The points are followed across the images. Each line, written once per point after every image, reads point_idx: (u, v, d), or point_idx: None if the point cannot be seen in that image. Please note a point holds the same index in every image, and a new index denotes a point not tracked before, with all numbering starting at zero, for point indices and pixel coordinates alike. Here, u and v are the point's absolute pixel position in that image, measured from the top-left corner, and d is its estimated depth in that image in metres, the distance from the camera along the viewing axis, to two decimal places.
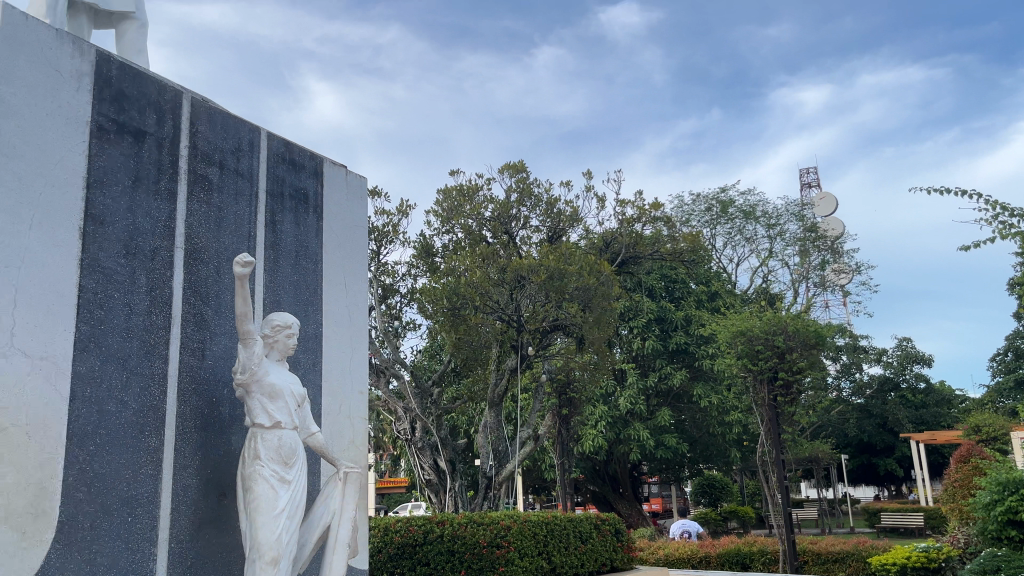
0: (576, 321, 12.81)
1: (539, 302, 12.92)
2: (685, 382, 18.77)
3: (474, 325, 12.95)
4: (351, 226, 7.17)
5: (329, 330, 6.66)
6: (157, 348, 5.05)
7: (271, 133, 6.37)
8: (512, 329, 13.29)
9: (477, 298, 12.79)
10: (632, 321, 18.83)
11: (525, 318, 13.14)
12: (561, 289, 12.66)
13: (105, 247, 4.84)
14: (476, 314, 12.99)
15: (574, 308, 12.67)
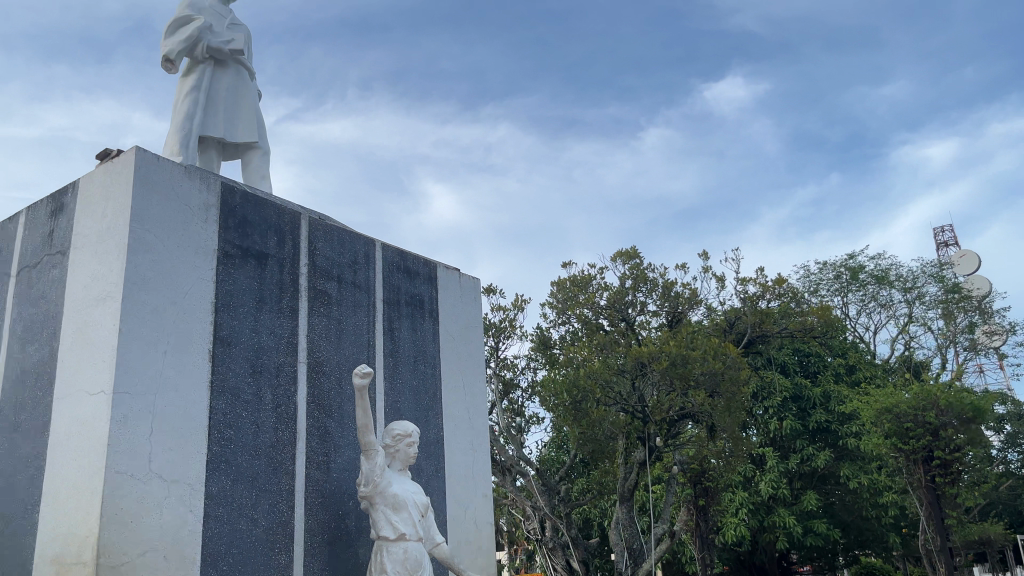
0: (704, 408, 12.21)
1: (663, 391, 12.50)
2: (829, 463, 17.57)
3: (597, 418, 12.70)
4: (466, 327, 7.21)
5: (450, 433, 6.63)
6: (284, 464, 5.14)
7: (385, 244, 6.56)
8: (638, 421, 12.87)
9: (598, 390, 12.60)
10: (766, 402, 17.87)
11: (650, 410, 12.64)
12: (686, 376, 12.16)
13: (233, 368, 5.03)
14: (599, 407, 12.75)
15: (701, 396, 12.12)
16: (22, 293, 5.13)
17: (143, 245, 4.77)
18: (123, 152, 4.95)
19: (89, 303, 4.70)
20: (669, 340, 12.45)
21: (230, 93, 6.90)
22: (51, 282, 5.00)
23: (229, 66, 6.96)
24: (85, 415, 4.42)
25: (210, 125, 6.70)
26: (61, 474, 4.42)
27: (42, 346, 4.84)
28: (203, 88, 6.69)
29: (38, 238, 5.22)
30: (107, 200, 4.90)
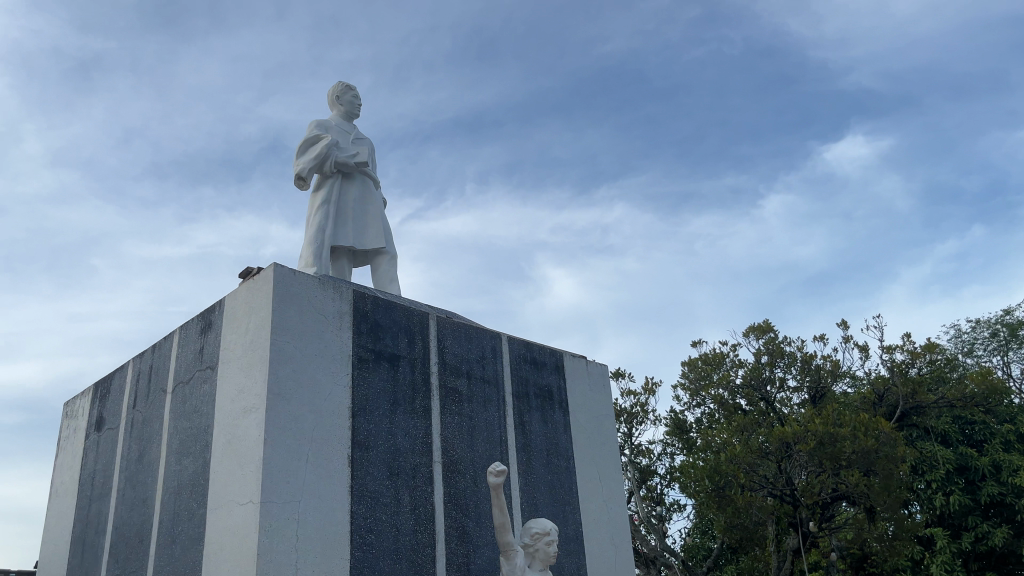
0: (860, 490, 11.32)
1: (813, 473, 11.70)
2: (1009, 542, 15.86)
3: (744, 505, 12.05)
4: (598, 416, 7.09)
5: (590, 528, 6.44)
6: (425, 568, 5.11)
7: (511, 337, 6.60)
8: (787, 504, 12.27)
9: (741, 475, 11.94)
10: (928, 475, 16.34)
11: (800, 493, 11.90)
12: (835, 456, 11.42)
13: (371, 472, 5.11)
14: (744, 493, 12.05)
15: (855, 475, 11.27)
16: (177, 408, 5.44)
17: (284, 356, 4.98)
18: (263, 269, 5.26)
19: (236, 414, 4.93)
20: (815, 418, 11.76)
21: (358, 204, 7.27)
22: (202, 396, 5.28)
23: (356, 178, 7.35)
24: (236, 527, 4.57)
25: (340, 235, 7.04)
26: None
27: (195, 458, 5.08)
28: (333, 201, 7.08)
29: (189, 355, 5.56)
30: (251, 315, 5.18)
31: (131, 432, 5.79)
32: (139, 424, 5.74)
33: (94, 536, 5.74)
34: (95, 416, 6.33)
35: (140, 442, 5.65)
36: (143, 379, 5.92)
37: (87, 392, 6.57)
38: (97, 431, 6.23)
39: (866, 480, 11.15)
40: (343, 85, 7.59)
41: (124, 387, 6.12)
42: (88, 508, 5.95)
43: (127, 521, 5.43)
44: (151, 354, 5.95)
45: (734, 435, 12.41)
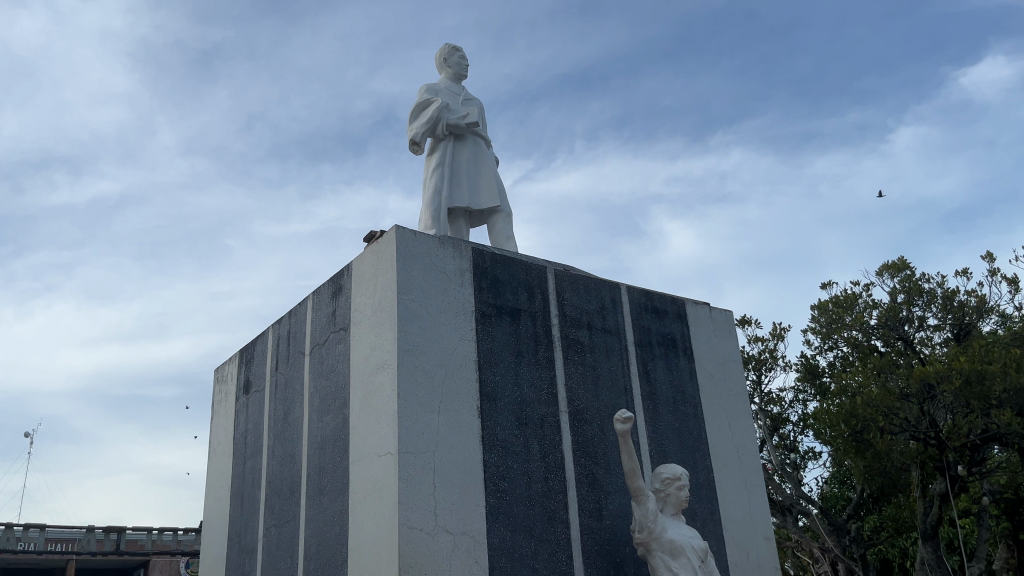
0: (1012, 430, 10.47)
1: (960, 413, 11.06)
2: None
3: (884, 449, 11.26)
4: (725, 363, 6.97)
5: (722, 474, 6.39)
6: (558, 513, 5.25)
7: (631, 287, 6.57)
8: (932, 448, 11.38)
9: (881, 418, 11.19)
10: None
11: (946, 435, 11.02)
12: (985, 395, 10.63)
13: (501, 422, 5.25)
14: (884, 436, 11.29)
15: (1006, 415, 10.44)
16: (316, 369, 5.74)
17: (410, 315, 5.16)
18: (386, 232, 5.44)
19: (370, 372, 5.16)
20: (959, 357, 11.01)
21: (471, 164, 7.36)
22: (338, 356, 5.55)
23: (468, 139, 7.43)
24: (376, 477, 4.81)
25: (456, 196, 7.17)
26: (363, 529, 4.79)
27: (335, 414, 5.36)
28: (447, 163, 7.20)
29: (323, 318, 5.84)
30: (378, 277, 5.38)
31: (275, 392, 6.17)
32: (283, 385, 6.10)
33: (250, 490, 6.18)
34: (242, 379, 6.77)
35: (284, 401, 6.01)
36: (283, 343, 6.27)
37: (234, 357, 7.03)
38: (245, 393, 6.67)
39: (1021, 420, 10.32)
40: (449, 46, 7.66)
41: (266, 351, 6.50)
42: (243, 464, 6.41)
43: (278, 475, 5.81)
44: (288, 320, 6.29)
45: (872, 379, 11.86)
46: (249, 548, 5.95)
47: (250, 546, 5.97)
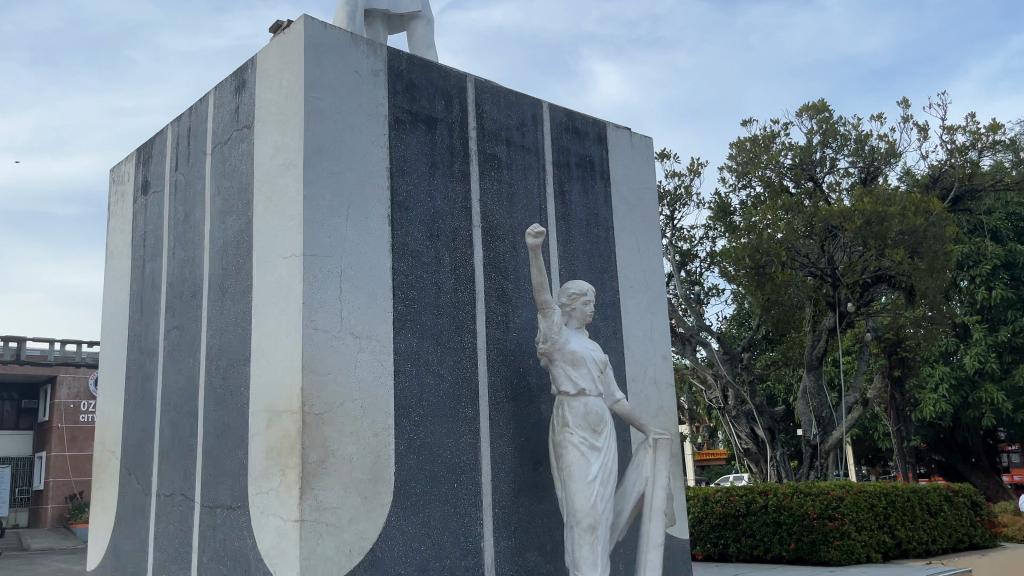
0: (903, 269, 11.06)
1: (856, 253, 11.44)
2: None
3: (782, 284, 11.70)
4: (640, 189, 6.97)
5: (627, 297, 6.54)
6: (466, 324, 5.31)
7: (553, 105, 6.38)
8: (827, 284, 11.79)
9: (783, 254, 11.56)
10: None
11: (841, 271, 11.57)
12: (882, 236, 11.06)
13: (411, 231, 5.15)
14: (784, 272, 11.72)
15: (899, 255, 10.96)
16: (218, 168, 5.45)
17: (319, 114, 4.89)
18: (294, 22, 5.04)
19: (275, 172, 4.91)
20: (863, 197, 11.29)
21: None
22: (241, 156, 5.26)
23: None
24: (281, 278, 4.70)
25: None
26: (266, 329, 4.73)
27: (239, 216, 5.15)
28: None
29: (226, 116, 5.48)
30: (284, 71, 5.02)
31: (175, 193, 5.88)
32: (183, 186, 5.80)
33: (151, 293, 6.00)
34: (140, 180, 6.41)
35: (185, 202, 5.73)
36: (183, 142, 5.91)
37: (131, 157, 6.62)
38: (143, 194, 6.33)
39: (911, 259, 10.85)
40: None
41: (164, 150, 6.13)
42: (143, 267, 6.19)
43: (179, 277, 5.63)
44: (188, 117, 5.90)
45: (777, 216, 11.90)
46: (150, 350, 5.85)
47: (150, 348, 5.86)
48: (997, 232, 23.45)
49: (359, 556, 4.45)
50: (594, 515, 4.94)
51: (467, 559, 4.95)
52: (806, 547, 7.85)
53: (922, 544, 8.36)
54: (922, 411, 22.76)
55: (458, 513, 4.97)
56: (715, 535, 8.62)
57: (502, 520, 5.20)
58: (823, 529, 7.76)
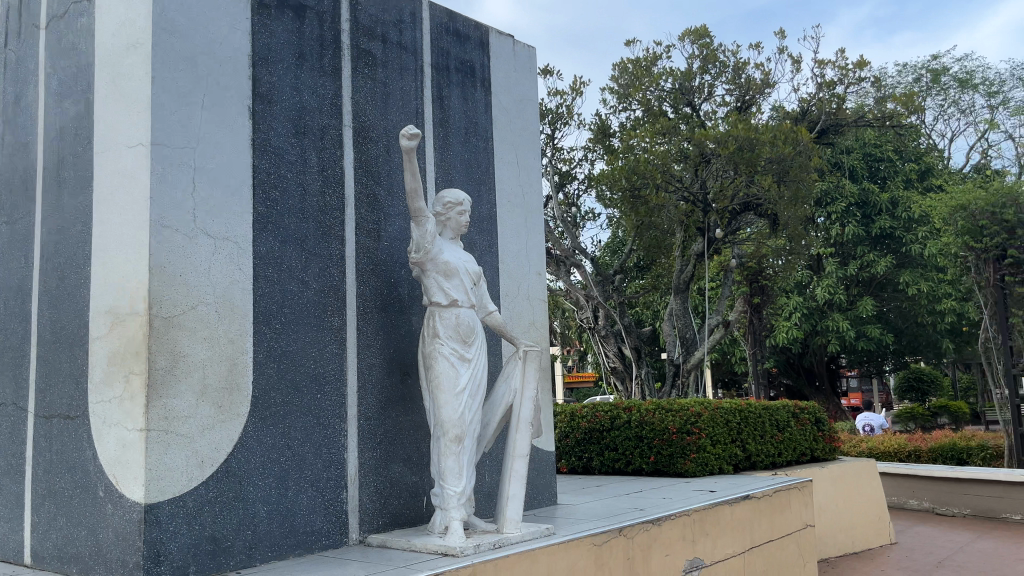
0: (770, 196, 11.47)
1: (727, 178, 11.70)
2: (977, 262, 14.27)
3: (657, 206, 11.80)
4: (521, 100, 6.78)
5: (504, 211, 6.41)
6: (333, 230, 5.04)
7: (434, 3, 6.03)
8: (698, 210, 12.02)
9: (659, 175, 11.56)
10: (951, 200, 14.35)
11: (712, 196, 11.84)
12: (752, 161, 11.36)
13: (274, 128, 4.79)
14: (658, 194, 11.79)
15: (767, 181, 11.34)
16: (54, 45, 4.86)
17: None
18: None
19: (119, 51, 4.41)
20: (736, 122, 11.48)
21: None
22: (80, 32, 4.69)
23: None
24: (125, 169, 4.27)
25: None
26: (108, 225, 4.32)
27: (77, 100, 4.62)
28: None
29: None
30: None
31: (3, 72, 5.22)
32: (13, 65, 5.15)
33: None
34: None
35: (15, 83, 5.10)
36: (13, 14, 5.22)
37: None
38: None
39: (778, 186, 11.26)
40: None
41: None
42: None
43: (10, 167, 5.05)
44: None
45: (655, 138, 11.78)
46: None
47: None
48: (854, 171, 24.84)
49: (212, 468, 4.23)
50: (461, 426, 4.90)
51: (330, 470, 4.82)
52: (664, 460, 8.19)
53: (769, 457, 8.89)
54: (776, 337, 24.19)
55: (320, 425, 4.80)
56: (580, 449, 8.89)
57: (368, 432, 5.09)
58: (680, 443, 8.10)
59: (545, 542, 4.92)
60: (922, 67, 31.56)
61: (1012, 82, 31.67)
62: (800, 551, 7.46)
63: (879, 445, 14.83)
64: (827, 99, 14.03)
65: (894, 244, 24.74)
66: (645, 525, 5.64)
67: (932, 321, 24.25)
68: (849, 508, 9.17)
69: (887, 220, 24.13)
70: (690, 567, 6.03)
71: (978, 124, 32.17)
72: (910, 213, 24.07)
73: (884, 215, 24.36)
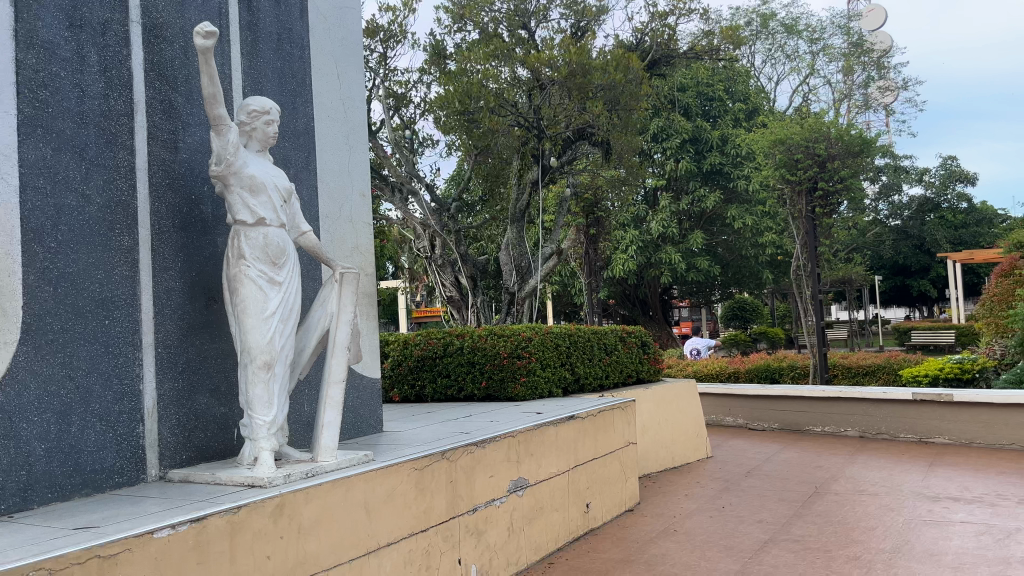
0: (600, 121, 11.51)
1: (559, 103, 11.57)
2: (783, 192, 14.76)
3: (491, 130, 11.34)
4: (340, 8, 6.33)
5: (323, 127, 6.03)
6: (120, 139, 4.52)
7: None
8: (532, 136, 11.92)
9: (492, 99, 11.14)
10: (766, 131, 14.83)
11: (546, 123, 11.74)
12: (583, 87, 11.27)
13: (42, 18, 4.17)
14: (492, 117, 11.24)
15: (598, 108, 11.37)
16: None
17: None
18: None
19: None
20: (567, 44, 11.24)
21: None
22: None
23: None
24: None
25: None
26: None
27: None
28: None
29: None
30: None
31: None
32: None
33: None
34: None
35: None
36: None
37: None
38: None
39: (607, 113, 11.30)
40: None
41: None
42: None
43: None
44: None
45: (488, 57, 11.22)
46: None
47: None
48: (688, 108, 25.70)
49: None
50: (270, 352, 4.60)
51: (123, 403, 4.42)
52: (495, 385, 8.22)
53: (597, 379, 9.16)
54: (614, 269, 24.94)
55: (110, 354, 4.36)
56: (412, 377, 8.78)
57: (168, 361, 4.70)
58: (510, 368, 8.13)
59: (362, 468, 4.76)
60: (752, 10, 32.92)
61: (832, 30, 33.62)
62: (622, 467, 7.76)
63: (703, 367, 15.76)
64: (659, 29, 14.21)
65: (723, 179, 26.00)
66: (469, 448, 5.61)
67: (755, 253, 25.85)
68: (670, 426, 9.66)
69: (717, 156, 25.22)
70: (514, 488, 6.09)
71: (801, 69, 34.09)
72: (737, 149, 25.28)
73: (714, 152, 25.45)
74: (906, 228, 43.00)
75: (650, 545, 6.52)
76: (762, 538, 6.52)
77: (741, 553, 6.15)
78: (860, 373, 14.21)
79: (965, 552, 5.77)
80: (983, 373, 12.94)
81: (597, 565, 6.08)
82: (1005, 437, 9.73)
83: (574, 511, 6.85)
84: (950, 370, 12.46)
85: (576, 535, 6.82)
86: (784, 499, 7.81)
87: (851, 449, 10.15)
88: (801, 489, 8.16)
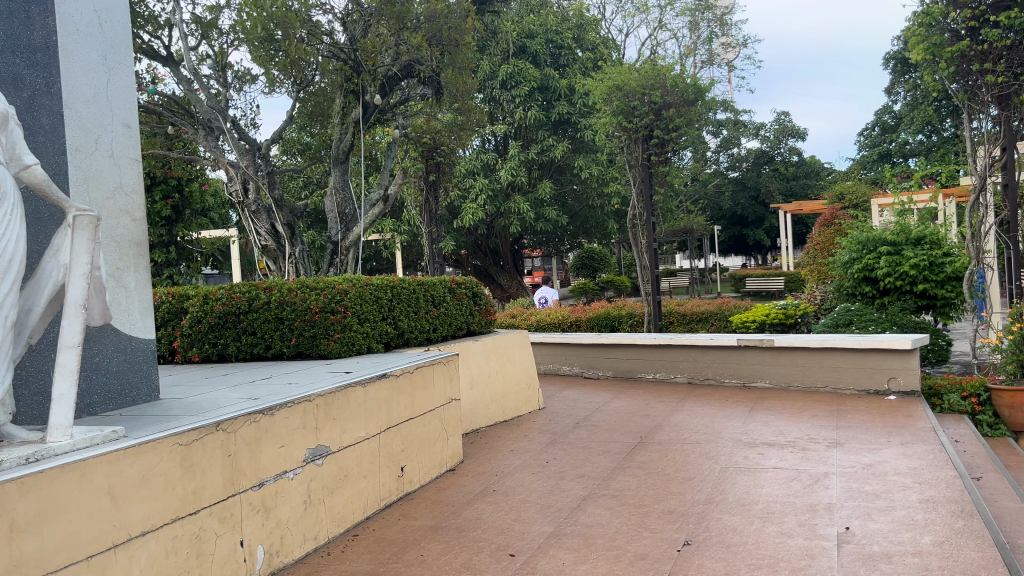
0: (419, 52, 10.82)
1: (375, 32, 10.70)
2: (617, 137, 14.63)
3: (299, 59, 10.30)
4: None
5: (71, 43, 5.08)
6: None
7: None
8: (348, 71, 10.92)
9: (297, 22, 10.00)
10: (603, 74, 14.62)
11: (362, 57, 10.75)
12: (402, 13, 10.56)
13: None
14: (298, 44, 10.15)
15: (417, 38, 10.70)
16: None
17: None
18: None
19: None
20: None
21: None
22: None
23: None
24: None
25: None
26: None
27: None
28: None
29: None
30: None
31: None
32: None
33: None
34: None
35: None
36: None
37: None
38: None
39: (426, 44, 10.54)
40: None
41: None
42: None
43: None
44: None
45: None
46: None
47: None
48: (536, 54, 25.24)
49: None
50: None
51: None
52: (306, 342, 7.54)
53: (422, 332, 8.65)
54: (462, 220, 24.39)
55: None
56: (214, 335, 7.93)
57: None
58: (322, 323, 7.45)
59: (109, 447, 4.02)
60: None
61: None
62: (443, 425, 7.33)
63: (545, 317, 15.65)
64: None
65: (570, 129, 25.89)
66: (253, 417, 4.96)
67: (601, 203, 26.07)
68: (500, 379, 9.33)
69: (564, 105, 25.03)
70: (312, 456, 5.50)
71: (649, 21, 34.37)
72: (584, 98, 25.17)
73: (562, 101, 25.25)
74: (744, 180, 44.94)
75: (465, 509, 6.14)
76: (581, 495, 6.28)
77: (557, 512, 5.88)
78: (694, 320, 14.47)
79: (775, 500, 5.73)
80: (803, 319, 13.49)
81: (404, 535, 5.63)
82: (820, 381, 10.07)
83: (385, 476, 6.36)
84: (776, 316, 12.95)
85: (387, 501, 6.35)
86: (608, 451, 7.66)
87: (679, 396, 10.22)
88: (626, 439, 8.05)
